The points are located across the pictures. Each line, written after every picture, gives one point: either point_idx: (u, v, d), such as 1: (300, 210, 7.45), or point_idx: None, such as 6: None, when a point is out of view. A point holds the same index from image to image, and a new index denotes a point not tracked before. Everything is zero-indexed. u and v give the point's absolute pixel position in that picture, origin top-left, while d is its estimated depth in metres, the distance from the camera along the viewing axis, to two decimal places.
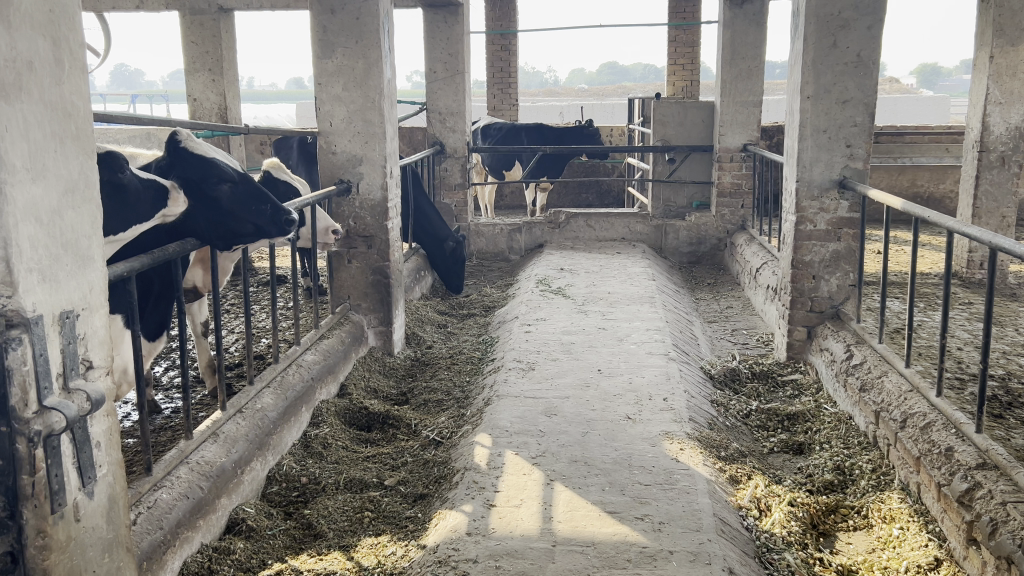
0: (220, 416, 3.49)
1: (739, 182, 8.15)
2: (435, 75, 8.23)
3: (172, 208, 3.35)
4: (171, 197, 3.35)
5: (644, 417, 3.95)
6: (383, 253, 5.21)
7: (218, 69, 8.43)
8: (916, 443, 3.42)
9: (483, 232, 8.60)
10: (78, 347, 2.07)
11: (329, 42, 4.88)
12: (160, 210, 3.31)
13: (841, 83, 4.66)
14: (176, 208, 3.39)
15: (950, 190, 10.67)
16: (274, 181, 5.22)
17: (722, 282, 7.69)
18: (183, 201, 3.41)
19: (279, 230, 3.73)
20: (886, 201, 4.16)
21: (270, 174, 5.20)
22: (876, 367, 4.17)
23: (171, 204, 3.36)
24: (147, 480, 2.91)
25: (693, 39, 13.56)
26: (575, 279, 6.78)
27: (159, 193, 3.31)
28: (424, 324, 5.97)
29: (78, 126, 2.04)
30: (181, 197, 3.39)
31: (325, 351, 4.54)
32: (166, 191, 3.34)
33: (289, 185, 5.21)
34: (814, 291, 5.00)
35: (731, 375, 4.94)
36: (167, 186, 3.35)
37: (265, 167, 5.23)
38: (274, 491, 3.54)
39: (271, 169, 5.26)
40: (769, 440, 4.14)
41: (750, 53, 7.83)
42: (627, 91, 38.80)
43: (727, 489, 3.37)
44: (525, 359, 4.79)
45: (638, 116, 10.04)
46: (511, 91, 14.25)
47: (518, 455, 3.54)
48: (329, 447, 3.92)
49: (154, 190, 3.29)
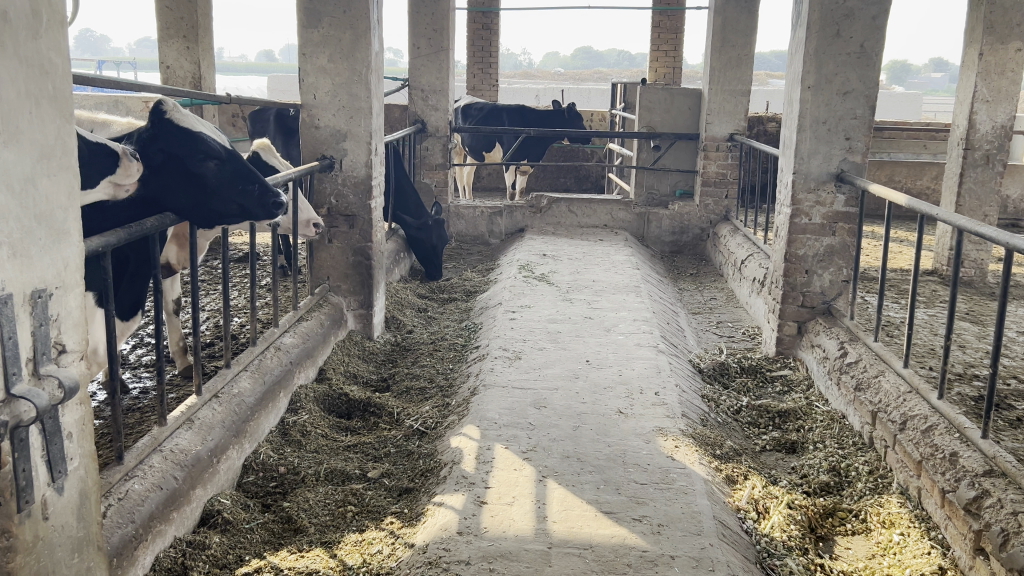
0: (196, 401, 3.30)
1: (725, 171, 8.05)
2: (418, 51, 8.01)
3: (121, 177, 2.93)
4: (121, 164, 2.92)
5: (636, 411, 3.82)
6: (365, 234, 5.01)
7: (193, 36, 8.13)
8: (918, 447, 3.35)
9: (463, 214, 8.45)
10: (50, 330, 1.88)
11: (316, 10, 4.65)
12: (104, 177, 2.91)
13: (842, 74, 4.55)
14: (128, 176, 2.96)
15: (927, 185, 10.41)
16: (263, 162, 5.01)
17: (705, 273, 7.61)
18: (135, 167, 2.96)
19: (266, 214, 3.45)
20: (890, 195, 4.04)
21: (259, 155, 4.98)
22: (873, 366, 4.08)
23: (121, 172, 2.94)
24: (118, 469, 2.72)
25: (677, 25, 13.45)
26: (558, 266, 6.64)
27: (108, 156, 2.91)
28: (404, 307, 5.80)
29: (55, 86, 1.84)
30: (133, 162, 2.95)
31: (303, 334, 4.35)
32: (117, 157, 2.92)
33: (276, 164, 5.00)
34: (805, 286, 4.91)
35: (720, 370, 4.85)
36: (120, 152, 2.93)
37: (255, 147, 5.02)
38: (251, 480, 3.36)
39: (260, 150, 5.03)
40: (761, 437, 4.04)
41: (740, 40, 7.70)
42: (604, 77, 38.71)
43: (724, 489, 3.26)
44: (511, 348, 4.64)
45: (621, 101, 9.91)
46: (493, 71, 14.05)
47: (508, 450, 3.39)
48: (307, 435, 3.75)
49: (103, 153, 2.90)
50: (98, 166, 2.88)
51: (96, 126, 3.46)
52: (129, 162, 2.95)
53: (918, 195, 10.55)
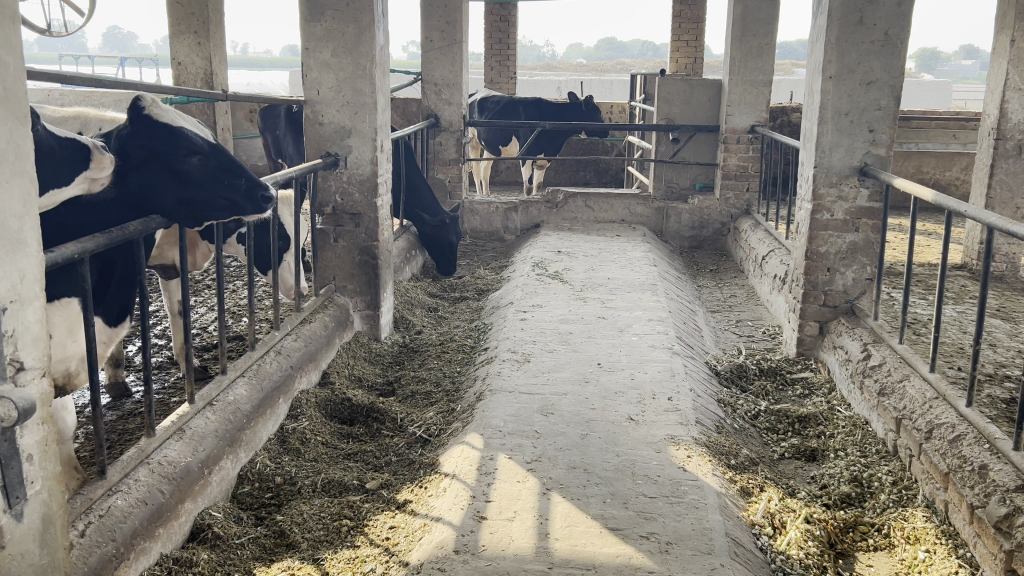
0: (188, 410, 3.18)
1: (746, 164, 7.85)
2: (431, 44, 7.86)
3: (96, 173, 2.70)
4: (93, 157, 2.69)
5: (648, 418, 3.67)
6: (371, 232, 4.88)
7: (204, 32, 8.04)
8: (944, 458, 3.16)
9: (477, 210, 8.31)
10: (4, 347, 1.76)
11: (318, 4, 4.53)
12: (80, 173, 2.66)
13: (866, 63, 4.35)
14: (102, 172, 2.73)
15: (956, 177, 10.17)
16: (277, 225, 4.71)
17: (726, 269, 7.42)
18: (109, 162, 2.73)
19: (255, 209, 3.14)
20: (916, 190, 3.83)
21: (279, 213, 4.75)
22: (897, 369, 3.89)
23: (93, 167, 2.71)
24: (101, 484, 2.61)
25: (698, 15, 13.21)
26: (573, 263, 6.47)
27: (80, 152, 2.67)
28: (413, 307, 5.67)
29: (5, 85, 1.71)
30: (106, 155, 2.72)
31: (306, 337, 4.23)
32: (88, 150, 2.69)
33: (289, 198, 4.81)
34: (827, 285, 4.72)
35: (737, 372, 4.67)
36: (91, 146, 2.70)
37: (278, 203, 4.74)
38: (246, 491, 3.24)
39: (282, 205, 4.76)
40: (779, 444, 3.87)
41: (762, 29, 7.47)
42: (626, 67, 38.81)
43: (738, 503, 3.10)
44: (520, 350, 4.49)
45: (640, 93, 9.71)
46: (511, 63, 13.86)
47: (512, 460, 3.25)
48: (306, 443, 3.63)
49: (75, 151, 2.66)
50: (71, 163, 2.64)
51: (107, 123, 3.42)
52: (101, 156, 2.72)
53: (947, 187, 10.28)
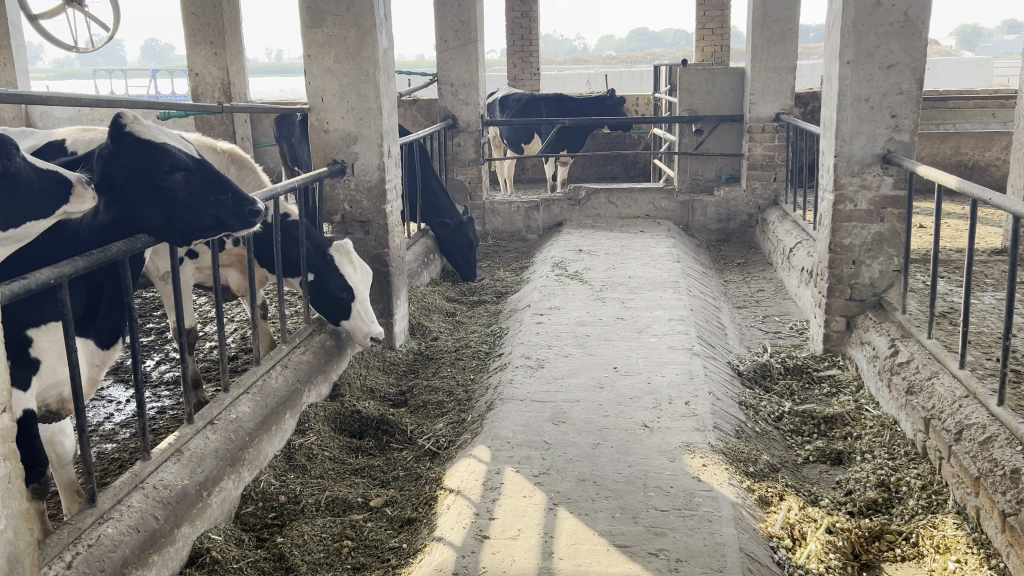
0: (187, 430, 3.11)
1: (772, 153, 7.63)
2: (445, 44, 7.79)
3: (75, 207, 2.70)
4: (75, 192, 2.70)
5: (663, 425, 3.53)
6: (381, 239, 4.82)
7: (220, 42, 8.04)
8: (975, 461, 2.99)
9: (498, 210, 8.20)
10: None
11: (319, 9, 4.47)
12: (59, 207, 2.67)
13: (885, 47, 4.17)
14: (82, 206, 2.73)
15: (996, 158, 9.83)
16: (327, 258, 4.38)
17: (754, 262, 7.24)
18: (90, 198, 2.75)
19: (244, 223, 3.07)
20: (939, 178, 3.65)
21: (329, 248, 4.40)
22: (926, 366, 3.70)
23: (74, 202, 2.71)
24: (90, 512, 2.54)
25: (723, 2, 12.95)
26: (594, 262, 6.34)
27: (60, 185, 2.68)
28: (431, 312, 5.60)
29: None
30: (88, 191, 2.73)
31: (314, 350, 4.16)
32: (71, 185, 2.70)
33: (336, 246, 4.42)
34: (853, 278, 4.53)
35: (762, 371, 4.50)
36: (74, 180, 2.72)
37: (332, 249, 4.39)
38: (249, 511, 3.18)
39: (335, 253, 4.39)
40: (804, 447, 3.72)
41: (783, 15, 7.26)
42: (655, 58, 38.47)
43: (756, 513, 2.95)
44: (534, 355, 4.39)
45: (664, 85, 9.52)
46: (533, 59, 13.70)
47: (520, 473, 3.14)
48: (313, 459, 3.56)
49: (56, 183, 2.67)
50: (49, 196, 2.65)
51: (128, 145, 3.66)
52: (83, 190, 2.73)
53: (986, 168, 9.94)
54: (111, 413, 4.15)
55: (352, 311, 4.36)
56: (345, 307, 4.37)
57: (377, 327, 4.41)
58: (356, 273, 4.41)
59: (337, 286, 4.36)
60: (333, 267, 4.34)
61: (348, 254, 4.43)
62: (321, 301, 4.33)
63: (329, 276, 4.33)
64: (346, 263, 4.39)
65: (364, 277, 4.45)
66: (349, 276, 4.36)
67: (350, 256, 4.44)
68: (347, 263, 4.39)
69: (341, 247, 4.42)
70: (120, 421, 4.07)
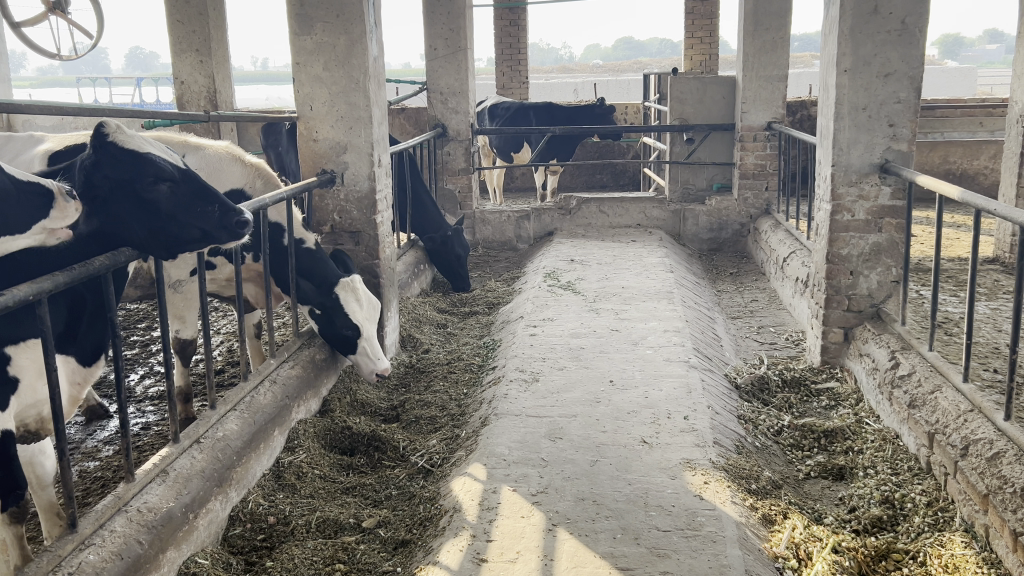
0: (172, 450, 3.01)
1: (763, 162, 7.59)
2: (435, 52, 7.72)
3: (56, 219, 2.66)
4: (56, 204, 2.66)
5: (662, 441, 3.45)
6: (372, 250, 4.73)
7: (206, 49, 7.93)
8: (983, 478, 2.92)
9: (488, 220, 8.12)
10: None
11: (308, 16, 4.39)
12: (39, 220, 2.63)
13: (882, 55, 4.12)
14: (64, 219, 2.68)
15: (984, 166, 9.82)
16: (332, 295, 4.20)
17: (747, 271, 7.18)
18: (72, 209, 2.69)
19: (231, 236, 2.98)
20: (941, 188, 3.59)
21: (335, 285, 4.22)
22: (928, 379, 3.63)
23: (55, 215, 2.66)
24: (71, 538, 2.43)
25: (711, 11, 12.94)
26: (586, 273, 6.27)
27: (40, 198, 2.63)
28: (421, 324, 5.50)
29: None
30: (69, 203, 2.68)
31: (304, 364, 4.06)
32: (52, 196, 2.65)
33: (341, 281, 4.24)
34: (851, 289, 4.47)
35: (760, 384, 4.43)
36: (55, 191, 2.66)
37: (339, 287, 4.22)
38: (237, 533, 3.07)
39: (342, 291, 4.21)
40: (805, 462, 3.64)
41: (774, 23, 7.23)
42: (641, 67, 38.54)
43: (760, 533, 2.87)
44: (528, 368, 4.30)
45: (654, 93, 9.47)
46: (522, 68, 13.65)
47: (517, 492, 3.05)
48: (303, 478, 3.46)
49: (35, 196, 2.62)
50: (29, 208, 2.61)
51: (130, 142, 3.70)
52: (65, 202, 2.68)
53: (975, 177, 9.93)
54: (95, 430, 4.05)
55: (358, 348, 4.24)
56: (351, 344, 4.26)
57: (384, 364, 4.27)
58: (362, 308, 4.25)
59: (344, 323, 4.22)
60: (337, 305, 4.19)
61: (354, 290, 4.26)
62: (328, 337, 4.24)
63: (334, 314, 4.19)
64: (351, 301, 4.21)
65: (370, 311, 4.29)
66: (354, 313, 4.20)
67: (357, 291, 4.28)
68: (353, 299, 4.23)
69: (347, 282, 4.25)
70: (103, 438, 3.96)
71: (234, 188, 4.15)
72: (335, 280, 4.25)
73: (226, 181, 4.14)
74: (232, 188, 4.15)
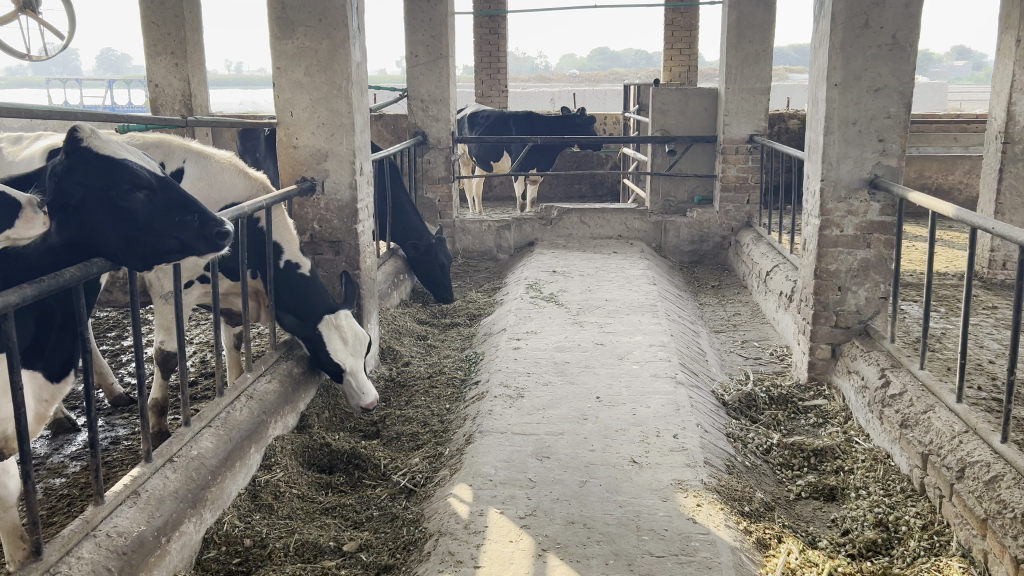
0: (145, 469, 2.87)
1: (745, 175, 7.57)
2: (416, 59, 7.63)
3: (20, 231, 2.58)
4: (20, 216, 2.56)
5: (652, 461, 3.36)
6: (352, 260, 4.62)
7: (182, 52, 7.77)
8: (981, 502, 2.87)
9: (468, 229, 8.02)
10: None
11: (289, 20, 4.27)
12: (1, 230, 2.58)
13: (873, 69, 4.08)
14: (30, 230, 2.60)
15: (959, 181, 9.89)
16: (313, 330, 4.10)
17: (728, 284, 7.13)
18: (38, 221, 2.59)
19: (211, 247, 2.85)
20: (935, 205, 3.55)
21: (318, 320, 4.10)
22: (920, 399, 3.58)
23: (20, 225, 2.58)
24: (35, 566, 2.28)
25: (690, 23, 12.97)
26: (568, 284, 6.19)
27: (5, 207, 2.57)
28: (402, 336, 5.38)
29: None
30: (35, 216, 2.57)
31: (282, 378, 3.93)
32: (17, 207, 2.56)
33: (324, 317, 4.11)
34: (839, 304, 4.42)
35: (747, 402, 4.37)
36: (22, 202, 2.56)
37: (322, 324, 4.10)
38: (212, 557, 2.93)
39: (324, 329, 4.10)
40: (795, 483, 3.57)
41: (756, 36, 7.22)
42: (617, 78, 38.67)
43: (755, 558, 2.79)
44: (513, 384, 4.19)
45: (634, 104, 9.44)
46: (501, 77, 13.59)
47: (504, 515, 2.94)
48: (280, 497, 3.33)
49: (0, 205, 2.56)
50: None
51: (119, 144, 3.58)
52: (32, 214, 2.57)
53: (951, 191, 9.99)
54: (62, 445, 3.89)
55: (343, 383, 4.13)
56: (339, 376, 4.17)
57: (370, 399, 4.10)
58: (347, 345, 4.13)
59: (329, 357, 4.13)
60: (319, 342, 4.09)
61: (339, 326, 4.12)
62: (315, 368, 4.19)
63: (317, 352, 4.12)
64: (333, 339, 4.10)
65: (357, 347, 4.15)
66: (336, 352, 4.10)
67: (343, 327, 4.14)
68: (336, 337, 4.11)
69: (331, 319, 4.12)
70: (70, 453, 3.80)
71: (237, 200, 4.02)
72: (321, 314, 4.12)
73: (227, 192, 4.01)
74: (232, 200, 4.01)
